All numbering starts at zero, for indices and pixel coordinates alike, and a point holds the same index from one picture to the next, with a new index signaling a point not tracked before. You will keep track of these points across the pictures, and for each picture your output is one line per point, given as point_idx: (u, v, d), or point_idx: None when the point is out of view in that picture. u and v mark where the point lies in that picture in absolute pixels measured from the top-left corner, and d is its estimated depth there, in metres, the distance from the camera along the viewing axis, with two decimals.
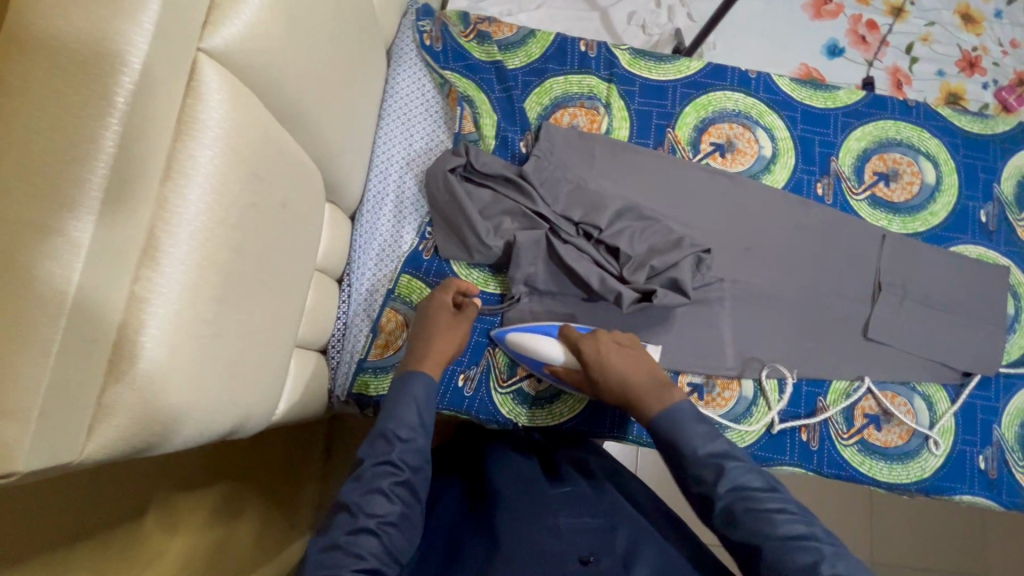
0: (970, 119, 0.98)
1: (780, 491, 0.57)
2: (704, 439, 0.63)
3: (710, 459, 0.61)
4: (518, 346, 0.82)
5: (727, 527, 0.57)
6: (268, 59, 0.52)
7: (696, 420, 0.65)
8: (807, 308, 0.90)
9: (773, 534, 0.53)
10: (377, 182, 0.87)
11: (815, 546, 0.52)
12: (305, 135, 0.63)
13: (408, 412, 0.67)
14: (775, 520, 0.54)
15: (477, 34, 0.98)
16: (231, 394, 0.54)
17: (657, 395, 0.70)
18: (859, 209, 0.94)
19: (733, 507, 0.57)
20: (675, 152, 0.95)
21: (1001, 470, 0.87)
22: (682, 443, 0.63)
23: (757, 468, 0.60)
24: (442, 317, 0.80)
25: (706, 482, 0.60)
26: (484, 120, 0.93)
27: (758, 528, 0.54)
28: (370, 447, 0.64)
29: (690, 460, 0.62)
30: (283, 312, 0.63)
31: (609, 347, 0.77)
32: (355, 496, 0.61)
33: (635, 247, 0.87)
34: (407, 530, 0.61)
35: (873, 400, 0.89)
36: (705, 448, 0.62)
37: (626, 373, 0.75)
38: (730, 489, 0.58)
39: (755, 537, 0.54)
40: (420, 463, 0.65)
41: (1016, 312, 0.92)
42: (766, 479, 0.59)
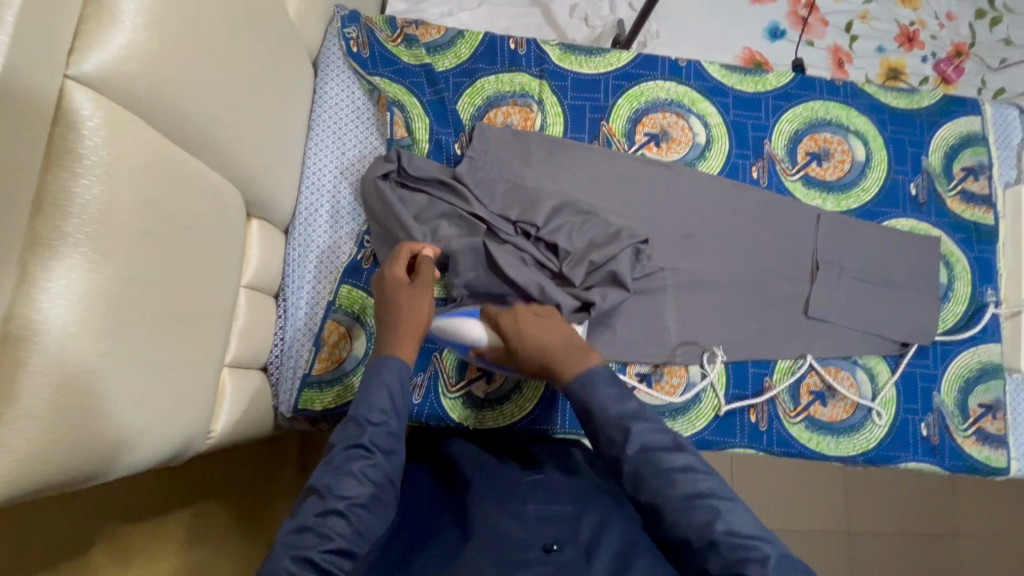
0: (896, 95, 1.00)
1: (685, 449, 0.59)
2: (614, 401, 0.63)
3: (618, 421, 0.62)
4: (442, 330, 0.81)
5: (633, 487, 0.58)
6: (153, 81, 0.50)
7: (610, 381, 0.65)
8: (747, 290, 0.91)
9: (675, 494, 0.56)
10: (309, 195, 0.86)
11: (714, 504, 0.54)
12: (214, 156, 0.62)
13: (380, 396, 0.65)
14: (678, 481, 0.56)
15: (405, 38, 0.96)
16: (148, 424, 0.53)
17: (576, 359, 0.69)
18: (794, 190, 0.96)
19: (639, 469, 0.58)
20: (610, 144, 0.95)
21: (942, 435, 0.90)
22: (595, 409, 0.63)
23: (665, 427, 0.62)
24: (401, 288, 0.75)
25: (616, 444, 0.61)
26: (416, 125, 0.92)
27: (662, 488, 0.56)
28: (341, 431, 0.62)
29: (602, 422, 0.62)
30: (204, 334, 0.62)
31: (525, 319, 0.75)
32: (325, 479, 0.59)
33: (574, 242, 0.87)
34: (378, 512, 0.60)
35: (817, 376, 0.91)
36: (616, 410, 0.63)
37: (545, 341, 0.72)
38: (637, 451, 0.59)
39: (660, 497, 0.56)
40: (393, 446, 0.63)
41: (949, 280, 0.95)
42: (673, 439, 0.60)
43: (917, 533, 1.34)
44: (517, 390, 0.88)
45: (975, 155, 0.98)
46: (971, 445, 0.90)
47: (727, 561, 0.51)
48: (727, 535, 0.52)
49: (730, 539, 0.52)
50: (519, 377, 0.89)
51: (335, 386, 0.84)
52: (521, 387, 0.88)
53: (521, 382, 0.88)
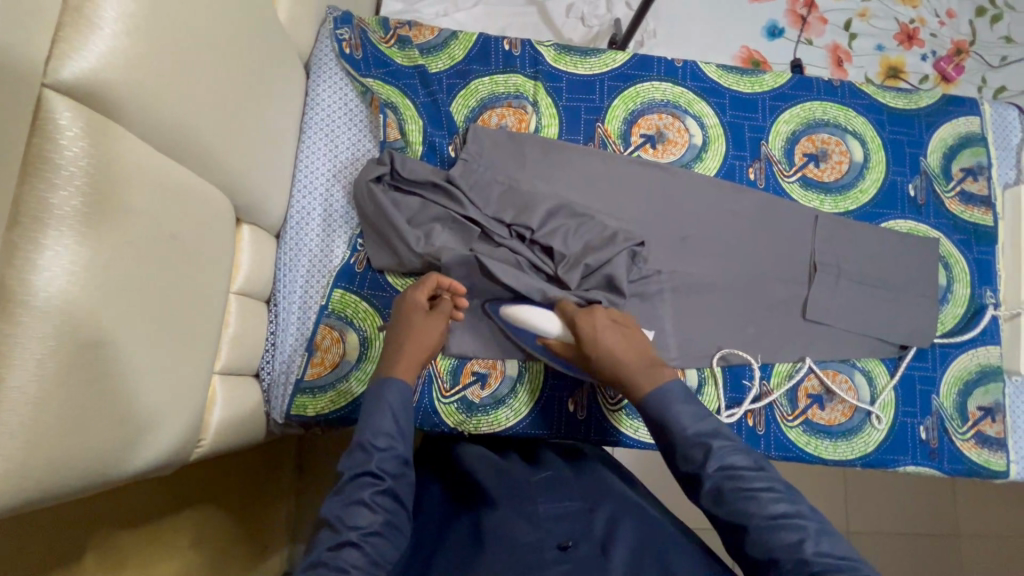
0: (894, 95, 0.99)
1: (767, 470, 0.59)
2: (691, 420, 0.64)
3: (697, 438, 0.62)
4: (512, 318, 0.80)
5: (714, 505, 0.59)
6: (133, 91, 0.50)
7: (686, 400, 0.66)
8: (744, 293, 0.90)
9: (758, 514, 0.55)
10: (301, 198, 0.85)
11: (802, 524, 0.54)
12: (198, 162, 0.61)
13: (384, 420, 0.65)
14: (762, 500, 0.56)
15: (397, 39, 0.95)
16: (129, 433, 0.53)
17: (651, 380, 0.69)
18: (791, 191, 0.95)
19: (721, 487, 0.58)
20: (606, 146, 0.94)
21: (941, 438, 0.89)
22: (672, 425, 0.64)
23: (744, 446, 0.62)
24: (416, 316, 0.76)
25: (695, 461, 0.61)
26: (410, 126, 0.91)
27: (746, 508, 0.56)
28: (349, 459, 0.63)
29: (679, 440, 0.63)
30: (190, 341, 0.62)
31: (603, 324, 0.73)
32: (336, 511, 0.60)
33: (569, 245, 0.86)
34: (391, 538, 0.60)
35: (815, 379, 0.90)
36: (693, 428, 0.63)
37: (619, 352, 0.71)
38: (717, 469, 0.59)
39: (743, 516, 0.56)
40: (401, 469, 0.63)
41: (948, 282, 0.94)
42: (754, 459, 0.60)
43: (918, 533, 1.34)
44: (512, 395, 0.87)
45: (974, 155, 0.97)
46: (970, 449, 0.89)
47: None
48: (817, 557, 0.52)
49: (823, 560, 0.52)
50: (514, 382, 0.88)
51: (328, 391, 0.84)
52: (516, 392, 0.87)
53: (516, 386, 0.87)
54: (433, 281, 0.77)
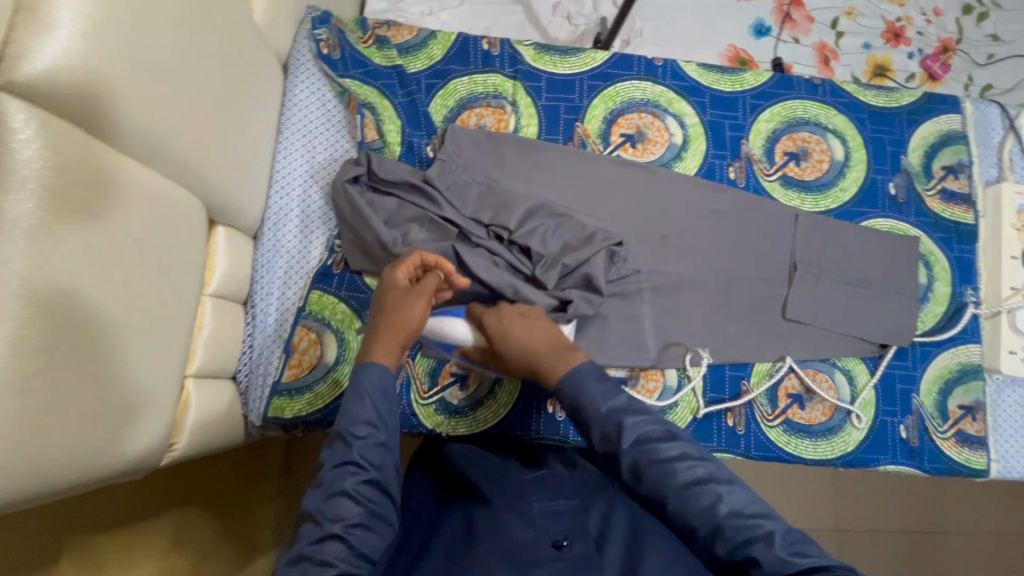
0: (875, 93, 0.99)
1: (678, 437, 0.59)
2: (604, 397, 0.63)
3: (610, 415, 0.61)
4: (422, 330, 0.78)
5: (636, 482, 0.57)
6: (89, 94, 0.50)
7: (597, 378, 0.65)
8: (723, 293, 0.90)
9: (675, 483, 0.55)
10: (277, 199, 0.85)
11: (714, 487, 0.54)
12: (165, 164, 0.61)
13: (363, 407, 0.63)
14: (677, 469, 0.56)
15: (376, 39, 0.95)
16: (91, 435, 0.52)
17: (564, 362, 0.68)
18: (771, 191, 0.95)
19: (637, 463, 0.57)
20: (585, 146, 0.94)
21: (922, 437, 0.89)
22: (586, 407, 0.63)
23: (656, 416, 0.61)
24: (390, 295, 0.72)
25: (612, 440, 0.60)
26: (388, 127, 0.91)
27: (662, 480, 0.55)
28: (329, 450, 0.62)
29: (595, 420, 0.62)
30: (157, 343, 0.61)
31: (511, 319, 0.73)
32: (319, 503, 0.59)
33: (548, 246, 0.86)
34: (377, 527, 0.60)
35: (796, 379, 0.90)
36: (606, 406, 0.62)
37: (529, 344, 0.71)
38: (632, 445, 0.58)
39: (661, 488, 0.55)
40: (384, 458, 0.62)
41: (929, 280, 0.94)
42: (666, 427, 0.60)
43: (908, 530, 1.33)
44: (491, 397, 0.87)
45: (955, 153, 0.97)
46: (951, 447, 0.89)
47: (734, 543, 0.51)
48: (730, 517, 0.52)
49: (739, 519, 0.52)
50: (493, 383, 0.87)
51: (306, 393, 0.83)
52: (494, 393, 0.87)
53: (495, 388, 0.87)
54: (411, 260, 0.73)
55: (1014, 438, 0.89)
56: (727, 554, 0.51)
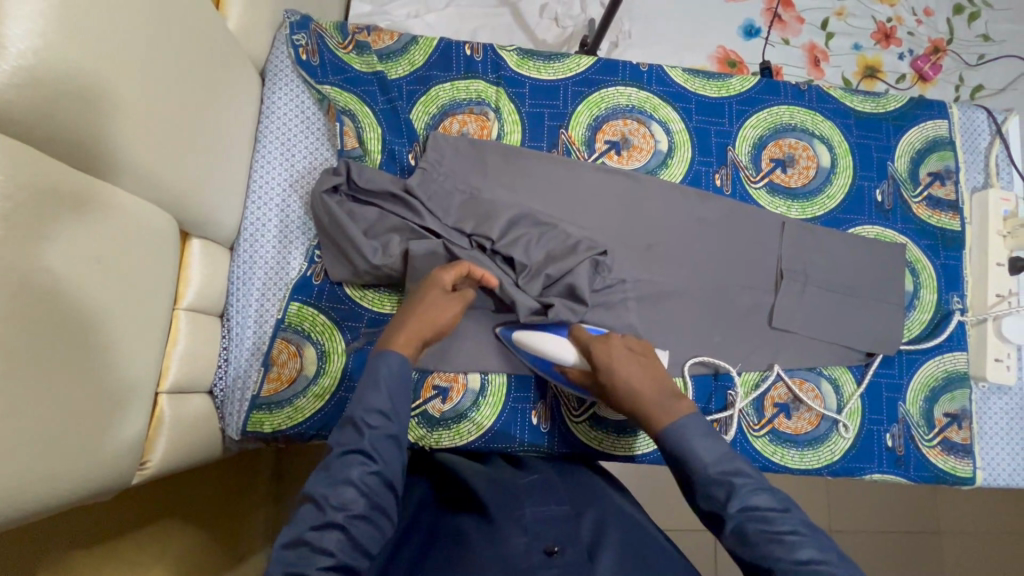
0: (862, 99, 0.98)
1: (793, 511, 0.55)
2: (714, 455, 0.60)
3: (718, 475, 0.59)
4: (522, 342, 0.81)
5: (736, 546, 0.55)
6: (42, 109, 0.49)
7: (705, 433, 0.63)
8: (709, 301, 0.89)
9: (784, 559, 0.52)
10: (255, 209, 0.83)
11: (829, 572, 0.50)
12: (131, 179, 0.60)
13: (379, 397, 0.62)
14: (788, 543, 0.52)
15: (356, 44, 0.93)
16: (55, 463, 0.51)
17: (670, 411, 0.66)
18: (758, 198, 0.94)
19: (743, 527, 0.55)
20: (569, 153, 0.93)
21: (908, 446, 0.88)
22: (691, 459, 0.61)
23: (767, 485, 0.58)
24: (438, 292, 0.75)
25: (714, 498, 0.58)
26: (368, 134, 0.89)
27: (770, 553, 0.53)
28: (339, 435, 0.60)
29: (698, 477, 0.60)
30: (124, 363, 0.60)
31: (620, 356, 0.73)
32: (321, 488, 0.57)
33: (531, 255, 0.84)
34: (378, 521, 0.57)
35: (783, 388, 0.89)
36: (715, 465, 0.60)
37: (637, 383, 0.70)
38: (739, 509, 0.56)
39: (767, 562, 0.53)
40: (394, 451, 0.60)
41: (915, 288, 0.93)
42: (778, 499, 0.56)
43: (898, 531, 1.33)
44: (475, 409, 0.85)
45: (942, 159, 0.96)
46: (936, 456, 0.88)
47: None
48: None
49: None
50: (477, 394, 0.86)
51: (285, 407, 0.82)
52: (478, 405, 0.85)
53: (479, 400, 0.86)
54: (466, 269, 0.77)
55: (997, 444, 0.90)
56: None
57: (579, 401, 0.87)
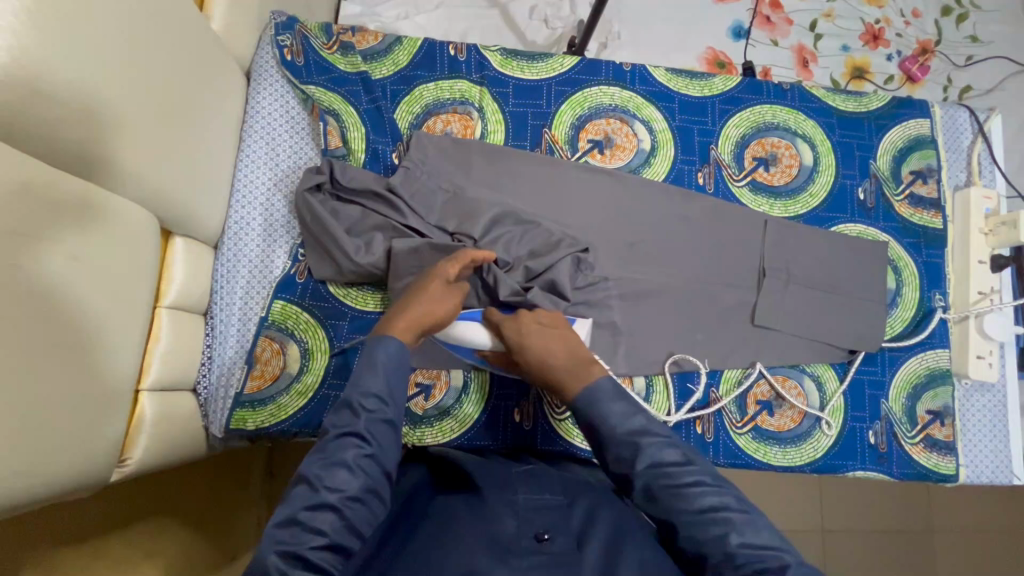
0: (844, 98, 0.99)
1: (696, 463, 0.59)
2: (622, 418, 0.62)
3: (627, 438, 0.61)
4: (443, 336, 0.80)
5: (645, 501, 0.59)
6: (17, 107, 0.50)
7: (614, 397, 0.64)
8: (693, 299, 0.90)
9: (687, 510, 0.56)
10: (239, 208, 0.84)
11: (726, 518, 0.55)
12: (109, 178, 0.61)
13: (374, 380, 0.62)
14: (688, 495, 0.56)
15: (341, 45, 0.94)
16: (30, 460, 0.51)
17: (581, 376, 0.67)
18: (741, 196, 0.94)
19: (650, 485, 0.58)
20: (553, 152, 0.93)
21: (890, 443, 0.89)
22: (602, 424, 0.62)
23: (675, 440, 0.61)
24: (439, 284, 0.74)
25: (625, 460, 0.60)
26: (352, 134, 0.90)
27: (673, 505, 0.57)
28: (335, 417, 0.60)
29: (609, 439, 0.62)
30: (101, 360, 0.60)
31: (531, 328, 0.74)
32: (316, 469, 0.57)
33: (512, 251, 0.85)
34: (372, 503, 0.57)
35: (766, 385, 0.89)
36: (623, 427, 0.62)
37: (547, 352, 0.71)
38: (647, 467, 0.59)
39: (672, 513, 0.57)
40: (389, 434, 0.60)
41: (897, 286, 0.94)
42: (682, 452, 0.60)
43: (891, 531, 1.33)
44: (458, 405, 0.86)
45: (923, 158, 0.97)
46: (919, 453, 0.88)
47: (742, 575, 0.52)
48: (740, 549, 0.53)
49: (748, 551, 0.53)
50: (460, 391, 0.86)
51: (268, 404, 0.82)
52: (461, 402, 0.86)
53: (462, 397, 0.86)
54: (468, 257, 0.77)
55: (979, 441, 0.90)
56: None
57: (562, 398, 0.87)
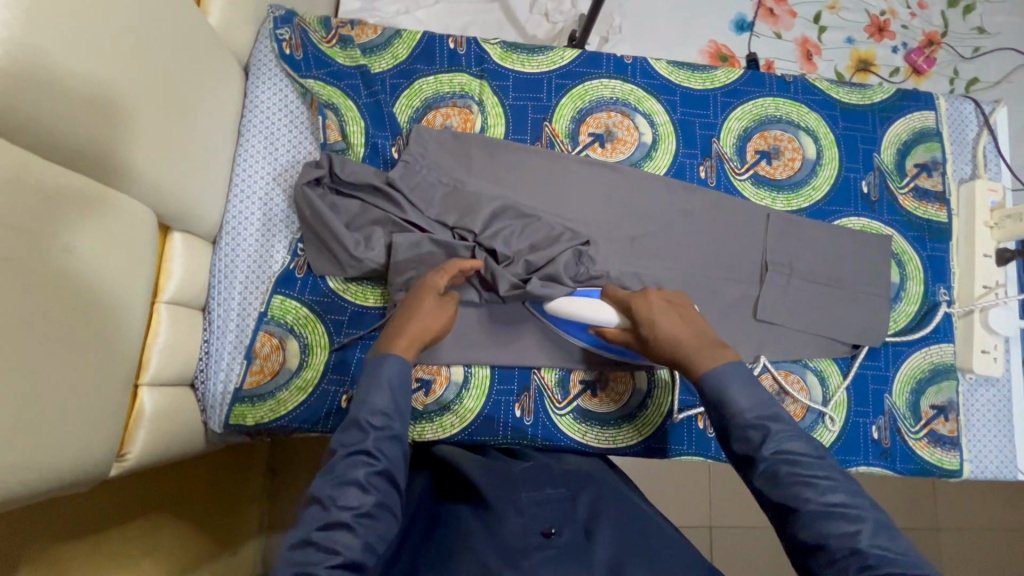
0: (848, 90, 0.97)
1: (827, 458, 0.56)
2: (752, 401, 0.61)
3: (756, 421, 0.59)
4: (557, 313, 0.80)
5: (768, 487, 0.56)
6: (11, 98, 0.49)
7: (749, 380, 0.63)
8: (696, 294, 0.89)
9: (809, 502, 0.53)
10: (238, 202, 0.84)
11: (857, 516, 0.52)
12: (106, 171, 0.60)
13: (380, 398, 0.63)
14: (819, 486, 0.54)
15: (339, 38, 0.93)
16: (29, 455, 0.51)
17: (713, 356, 0.67)
18: (743, 190, 0.94)
19: (776, 470, 0.56)
20: (553, 146, 0.93)
21: (893, 438, 0.88)
22: (729, 406, 0.61)
23: (805, 434, 0.59)
24: (430, 298, 0.75)
25: (752, 442, 0.59)
26: (351, 128, 0.89)
27: (798, 494, 0.54)
28: (343, 437, 0.60)
29: (736, 423, 0.60)
30: (99, 356, 0.60)
31: (659, 307, 0.74)
32: (327, 489, 0.57)
33: (512, 245, 0.85)
34: (386, 519, 0.57)
35: (769, 378, 0.88)
36: (753, 411, 0.60)
37: (676, 332, 0.71)
38: (774, 453, 0.57)
39: (796, 502, 0.54)
40: (397, 451, 0.61)
41: (902, 279, 0.93)
42: (814, 446, 0.57)
43: (899, 528, 1.31)
44: (458, 401, 0.85)
45: (928, 151, 0.96)
46: (923, 448, 0.88)
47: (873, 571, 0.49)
48: (872, 548, 0.50)
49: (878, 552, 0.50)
50: (460, 386, 0.86)
51: (268, 400, 0.82)
52: (461, 397, 0.85)
53: (463, 392, 0.85)
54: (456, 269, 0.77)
55: (984, 436, 0.89)
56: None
57: (563, 394, 0.87)
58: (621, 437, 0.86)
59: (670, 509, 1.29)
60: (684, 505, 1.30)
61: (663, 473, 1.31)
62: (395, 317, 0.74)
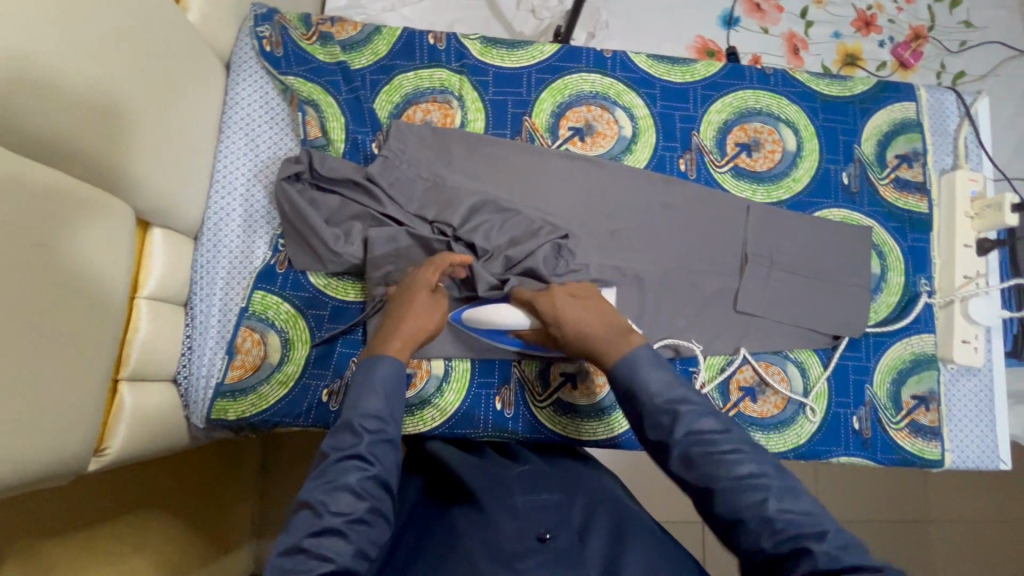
0: (828, 82, 0.98)
1: (734, 432, 0.58)
2: (663, 386, 0.62)
3: (666, 405, 0.61)
4: (472, 322, 0.79)
5: (683, 468, 0.58)
6: None
7: (653, 364, 0.64)
8: (676, 287, 0.89)
9: (726, 477, 0.55)
10: (218, 198, 0.84)
11: (764, 485, 0.54)
12: (82, 166, 0.61)
13: (374, 401, 0.63)
14: (728, 462, 0.56)
15: (319, 35, 0.94)
16: (8, 446, 0.52)
17: (622, 344, 0.67)
18: (723, 182, 0.94)
19: (689, 452, 0.58)
20: (533, 140, 0.93)
21: (875, 429, 0.88)
22: (641, 393, 0.62)
23: (713, 410, 0.60)
24: (421, 296, 0.74)
25: (664, 427, 0.60)
26: (332, 124, 0.90)
27: (713, 471, 0.56)
28: (335, 440, 0.61)
29: (647, 408, 0.61)
30: (79, 350, 0.61)
31: (563, 301, 0.72)
32: (317, 494, 0.57)
33: (492, 240, 0.85)
34: (377, 524, 0.58)
35: (749, 370, 0.89)
36: (662, 395, 0.61)
37: (584, 323, 0.70)
38: (684, 434, 0.58)
39: (710, 480, 0.56)
40: (390, 455, 0.61)
41: (882, 270, 0.93)
42: (720, 421, 0.59)
43: (890, 521, 1.31)
44: (439, 395, 0.86)
45: (909, 142, 0.96)
46: (904, 438, 0.88)
47: (779, 539, 0.52)
48: (780, 514, 0.53)
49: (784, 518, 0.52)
50: (441, 380, 0.86)
51: (249, 395, 0.82)
52: (442, 391, 0.86)
53: (443, 386, 0.86)
54: (445, 263, 0.76)
55: (965, 426, 0.89)
56: (771, 547, 0.52)
57: (544, 387, 0.87)
58: (601, 429, 0.86)
59: (658, 502, 1.29)
60: (674, 500, 1.30)
61: (651, 467, 1.31)
62: (388, 316, 0.74)
